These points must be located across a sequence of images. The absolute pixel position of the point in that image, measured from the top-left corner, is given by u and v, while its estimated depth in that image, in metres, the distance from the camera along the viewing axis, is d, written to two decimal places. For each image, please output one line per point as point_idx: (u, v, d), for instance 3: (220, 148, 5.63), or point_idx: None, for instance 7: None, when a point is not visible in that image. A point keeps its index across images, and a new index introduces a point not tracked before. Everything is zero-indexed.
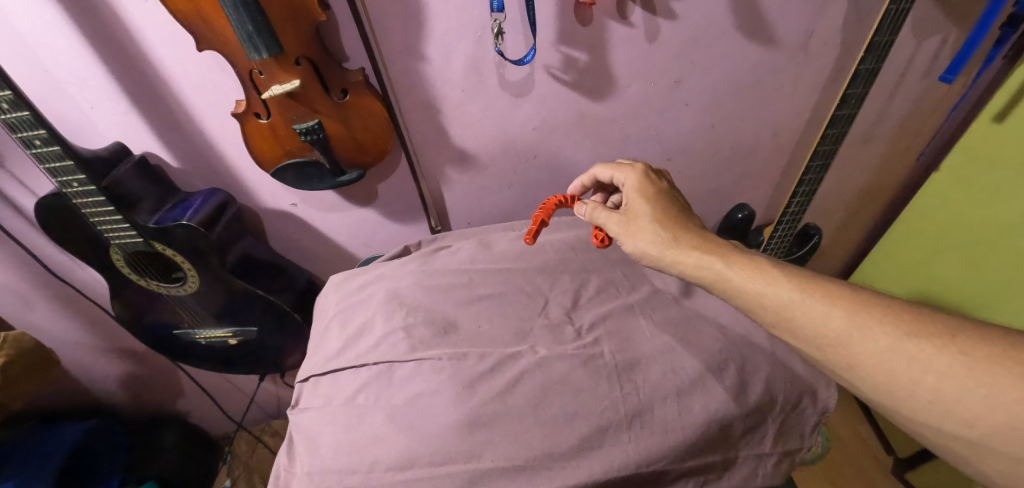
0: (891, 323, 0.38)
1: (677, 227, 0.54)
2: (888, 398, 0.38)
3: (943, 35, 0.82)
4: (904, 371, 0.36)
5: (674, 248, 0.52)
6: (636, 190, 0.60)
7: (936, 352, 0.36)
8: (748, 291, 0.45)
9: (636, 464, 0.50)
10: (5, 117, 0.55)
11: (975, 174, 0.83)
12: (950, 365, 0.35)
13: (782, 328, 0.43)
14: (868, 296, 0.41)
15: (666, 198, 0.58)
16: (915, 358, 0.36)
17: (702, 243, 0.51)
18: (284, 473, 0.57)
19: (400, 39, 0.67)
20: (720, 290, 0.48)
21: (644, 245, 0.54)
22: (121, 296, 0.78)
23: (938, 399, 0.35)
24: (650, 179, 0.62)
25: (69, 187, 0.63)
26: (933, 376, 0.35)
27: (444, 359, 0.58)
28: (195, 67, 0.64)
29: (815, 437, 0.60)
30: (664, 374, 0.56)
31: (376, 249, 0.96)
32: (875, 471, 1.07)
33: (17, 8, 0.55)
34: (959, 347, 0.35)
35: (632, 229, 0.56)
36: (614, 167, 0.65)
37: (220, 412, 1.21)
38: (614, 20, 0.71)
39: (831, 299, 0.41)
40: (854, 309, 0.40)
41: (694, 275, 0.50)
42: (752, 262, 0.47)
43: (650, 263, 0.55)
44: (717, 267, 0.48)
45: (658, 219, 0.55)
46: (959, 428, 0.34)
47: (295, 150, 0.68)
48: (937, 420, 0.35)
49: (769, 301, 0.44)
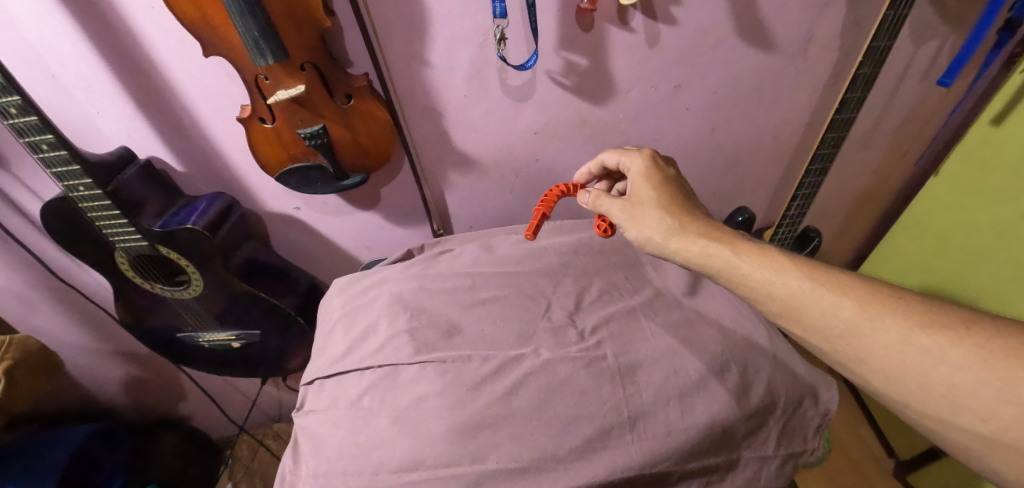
0: (903, 314, 0.39)
1: (683, 214, 0.54)
2: (899, 391, 0.38)
3: (940, 39, 0.83)
4: (917, 363, 0.37)
5: (679, 235, 0.52)
6: (643, 175, 0.60)
7: (950, 344, 0.36)
8: (757, 280, 0.45)
9: (640, 465, 0.51)
10: (13, 123, 0.56)
11: (975, 175, 0.84)
12: (964, 357, 0.35)
13: (791, 319, 0.43)
14: (879, 286, 0.41)
15: (673, 185, 0.58)
16: (928, 350, 0.37)
17: (708, 230, 0.51)
18: (290, 475, 0.57)
19: (404, 45, 0.67)
20: (726, 278, 0.48)
21: (648, 231, 0.55)
22: (125, 299, 0.78)
23: (950, 392, 0.36)
24: (657, 164, 0.61)
25: (75, 191, 0.64)
26: (947, 368, 0.36)
27: (449, 361, 0.59)
28: (202, 71, 0.64)
29: (817, 440, 0.61)
30: (666, 376, 0.57)
31: (378, 253, 0.97)
32: (875, 473, 1.07)
33: (25, 14, 0.55)
34: (974, 340, 0.36)
35: (636, 216, 0.56)
36: (622, 152, 0.65)
37: (222, 416, 1.21)
38: (616, 25, 0.72)
39: (842, 290, 0.41)
40: (866, 300, 0.40)
41: (699, 262, 0.50)
42: (760, 251, 0.47)
43: (653, 250, 0.55)
44: (724, 254, 0.48)
45: (664, 207, 0.55)
46: (971, 422, 0.35)
47: (300, 155, 0.69)
48: (948, 414, 0.36)
49: (777, 291, 0.44)
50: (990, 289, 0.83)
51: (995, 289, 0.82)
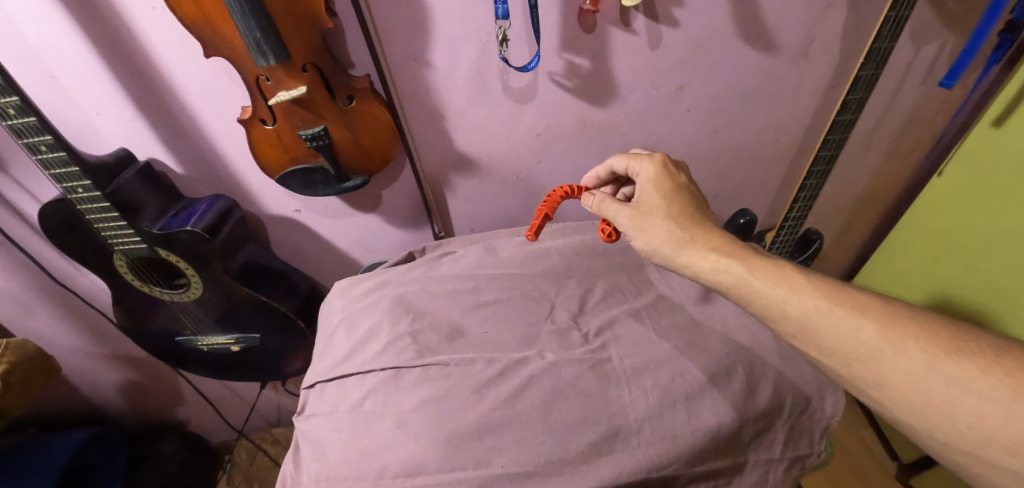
0: (928, 340, 0.39)
1: (693, 225, 0.53)
2: (920, 420, 0.38)
3: (941, 41, 0.84)
4: (942, 391, 0.37)
5: (688, 248, 0.52)
6: (653, 183, 0.59)
7: (978, 373, 0.36)
8: (771, 299, 0.45)
9: (647, 469, 0.50)
10: (11, 124, 0.55)
11: (975, 178, 0.84)
12: (993, 387, 0.35)
13: (806, 340, 0.43)
14: (902, 309, 0.41)
15: (684, 194, 0.57)
16: (955, 378, 0.37)
17: (719, 244, 0.51)
18: (291, 479, 0.56)
19: (405, 46, 0.67)
20: (738, 296, 0.48)
21: (656, 243, 0.54)
22: (123, 302, 0.78)
23: (978, 424, 0.35)
24: (667, 172, 0.60)
25: (74, 193, 0.63)
26: (975, 398, 0.35)
27: (451, 364, 0.58)
28: (203, 75, 0.64)
29: (824, 444, 0.60)
30: (672, 378, 0.56)
31: (379, 255, 0.96)
32: (880, 477, 1.06)
33: (24, 14, 0.55)
34: (1004, 369, 0.35)
35: (644, 226, 0.55)
36: (631, 156, 0.64)
37: (220, 420, 1.20)
38: (618, 27, 0.72)
39: (862, 311, 0.41)
40: (887, 323, 0.40)
41: (710, 277, 0.50)
42: (773, 268, 0.47)
43: (660, 261, 0.55)
44: (737, 271, 0.48)
45: (675, 217, 0.55)
46: (1000, 456, 0.34)
47: (301, 157, 0.69)
48: (976, 446, 0.35)
49: (793, 310, 0.44)
50: (990, 292, 0.82)
51: (997, 294, 0.81)
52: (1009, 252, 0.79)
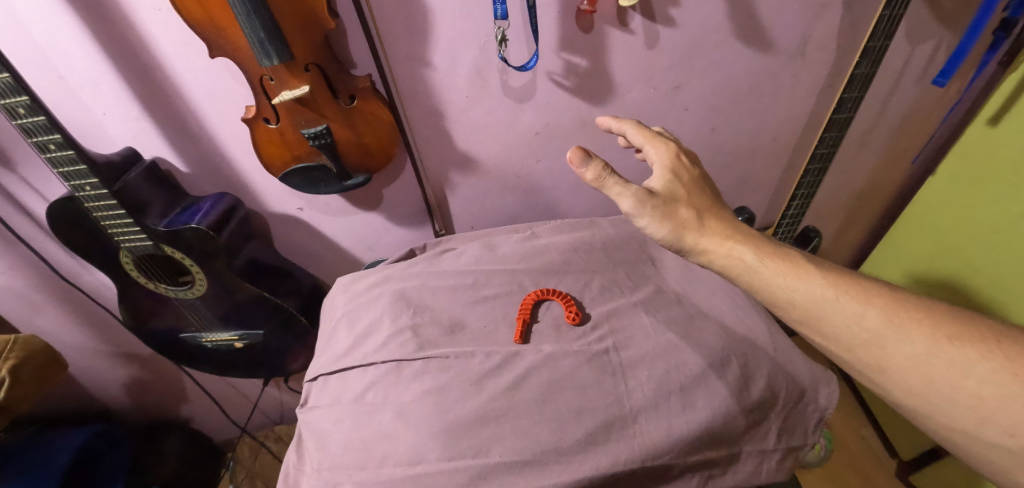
0: (931, 326, 0.40)
1: (708, 211, 0.50)
2: (922, 403, 0.40)
3: (936, 40, 0.85)
4: (943, 374, 0.38)
5: (707, 236, 0.48)
6: (670, 172, 0.53)
7: (979, 357, 0.38)
8: (778, 286, 0.45)
9: (641, 458, 0.51)
10: (21, 123, 0.56)
11: (972, 174, 0.85)
12: (994, 371, 0.37)
13: (810, 327, 0.44)
14: (904, 295, 0.43)
15: (700, 184, 0.53)
16: (957, 363, 0.38)
17: (734, 231, 0.49)
18: (294, 470, 0.57)
19: (406, 46, 0.68)
20: (749, 283, 0.47)
21: (674, 229, 0.49)
22: (128, 299, 0.79)
23: (978, 406, 0.37)
24: (683, 162, 0.54)
25: (81, 190, 0.65)
26: (975, 381, 0.37)
27: (451, 357, 0.59)
28: (206, 74, 0.65)
29: (818, 435, 0.61)
30: (667, 370, 0.57)
31: (381, 253, 0.97)
32: (878, 474, 1.07)
33: (33, 15, 0.56)
34: (1004, 353, 0.37)
35: (664, 214, 0.49)
36: (649, 136, 0.57)
37: (223, 417, 1.21)
38: (614, 26, 0.73)
39: (866, 298, 0.42)
40: (890, 310, 0.41)
41: (722, 265, 0.48)
42: (783, 257, 0.46)
43: (674, 249, 0.50)
44: (748, 259, 0.47)
45: (693, 205, 0.51)
46: (999, 436, 0.36)
47: (304, 155, 0.70)
48: (977, 427, 0.37)
49: (799, 297, 0.44)
50: (988, 287, 0.82)
51: (993, 290, 0.81)
52: (1005, 247, 0.79)
